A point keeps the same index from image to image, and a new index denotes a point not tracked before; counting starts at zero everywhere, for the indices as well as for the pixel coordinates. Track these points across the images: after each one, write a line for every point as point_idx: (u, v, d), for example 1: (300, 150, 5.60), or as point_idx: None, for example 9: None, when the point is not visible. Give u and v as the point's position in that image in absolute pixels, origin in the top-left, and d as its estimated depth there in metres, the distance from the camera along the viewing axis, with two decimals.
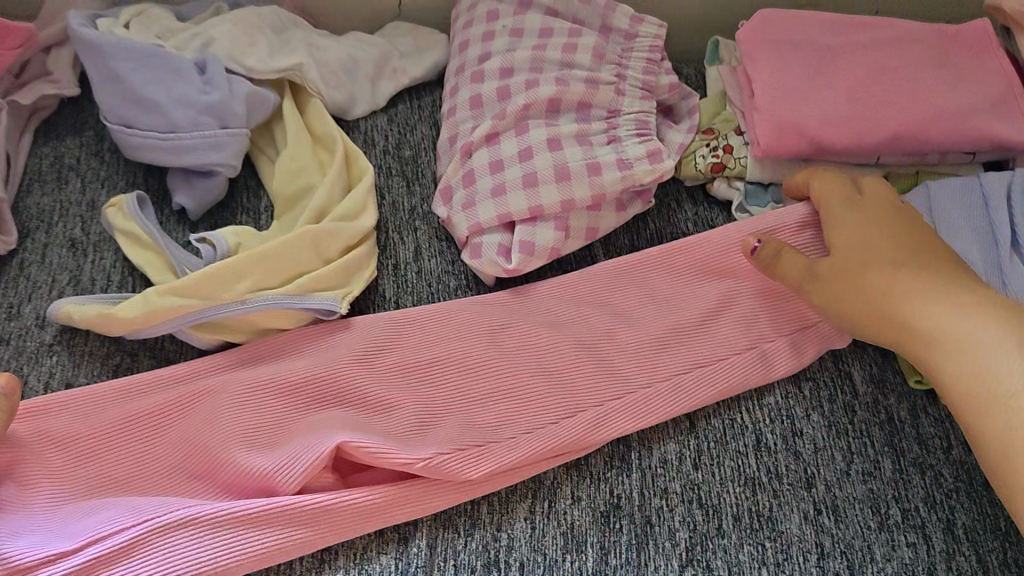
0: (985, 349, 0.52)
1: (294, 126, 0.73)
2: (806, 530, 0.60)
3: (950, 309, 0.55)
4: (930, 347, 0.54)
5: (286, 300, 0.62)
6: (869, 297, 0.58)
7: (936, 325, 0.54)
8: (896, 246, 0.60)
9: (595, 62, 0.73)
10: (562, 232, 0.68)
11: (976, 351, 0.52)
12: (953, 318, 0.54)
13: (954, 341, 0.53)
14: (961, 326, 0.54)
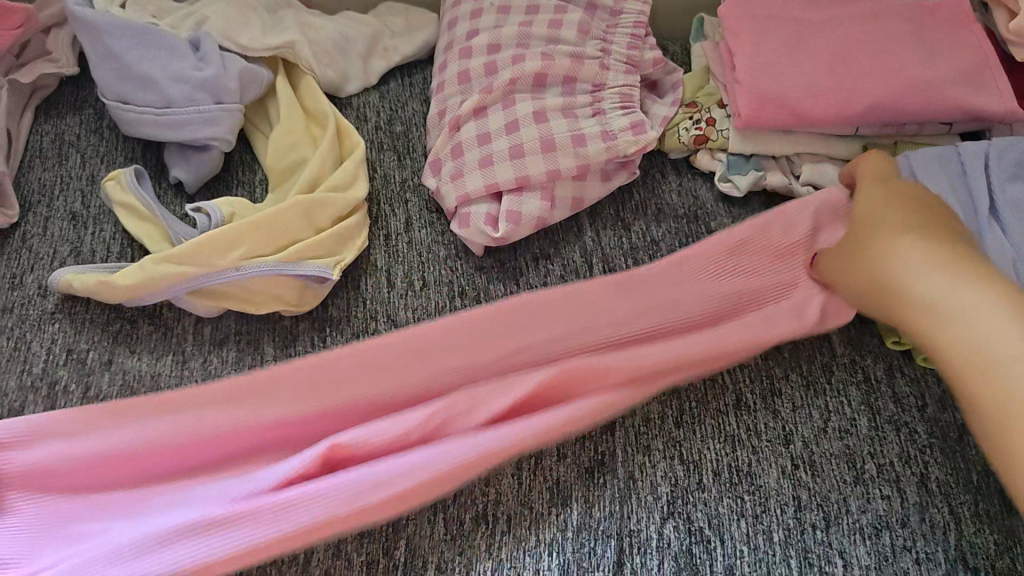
0: (990, 309, 0.55)
1: (287, 102, 0.75)
2: (784, 483, 0.62)
3: (958, 286, 0.57)
4: (926, 318, 0.58)
5: (280, 267, 0.64)
6: (880, 271, 0.62)
7: (935, 295, 0.58)
8: (914, 219, 0.64)
9: (581, 38, 0.75)
10: (548, 202, 0.70)
11: (976, 302, 0.56)
12: (972, 299, 0.56)
13: (954, 308, 0.57)
14: (959, 294, 0.57)
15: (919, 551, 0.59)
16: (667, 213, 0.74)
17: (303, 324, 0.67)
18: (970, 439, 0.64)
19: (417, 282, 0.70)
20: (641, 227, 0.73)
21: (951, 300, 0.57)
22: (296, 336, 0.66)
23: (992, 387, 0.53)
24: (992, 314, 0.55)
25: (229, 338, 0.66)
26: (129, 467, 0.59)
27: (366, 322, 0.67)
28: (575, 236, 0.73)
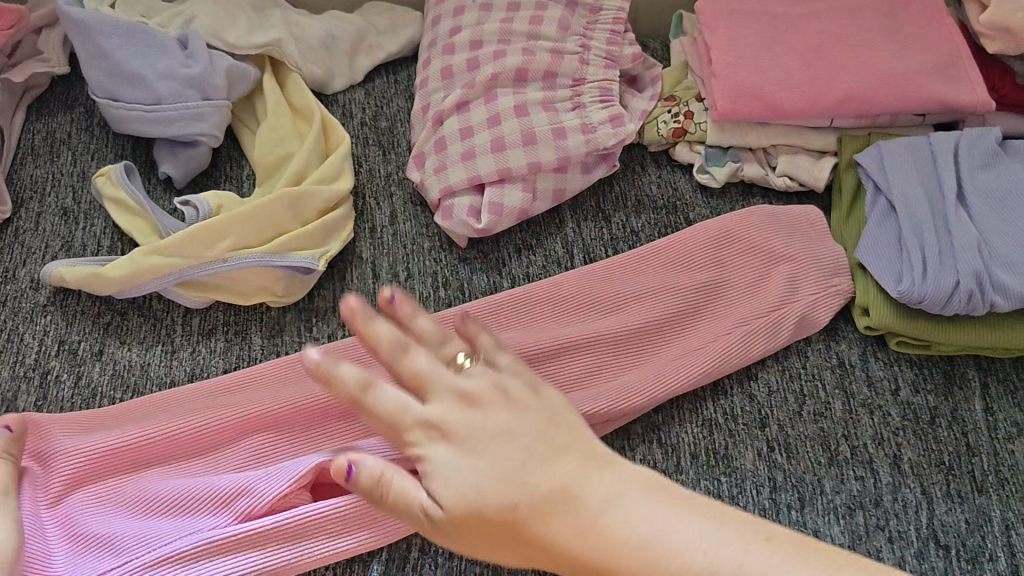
0: (553, 465, 0.42)
1: (274, 98, 0.77)
2: (759, 466, 0.63)
3: (650, 506, 0.40)
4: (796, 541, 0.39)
5: (265, 259, 0.66)
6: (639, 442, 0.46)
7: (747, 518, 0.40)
8: None
9: (561, 34, 0.77)
10: (529, 194, 0.71)
11: (582, 503, 0.41)
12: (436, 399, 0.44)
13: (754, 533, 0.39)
14: (696, 537, 0.39)
15: (891, 530, 0.60)
16: (646, 205, 0.76)
17: (290, 314, 0.69)
18: (942, 421, 0.65)
19: (401, 273, 0.71)
20: (621, 219, 0.75)
21: (477, 384, 0.45)
22: (283, 325, 0.68)
23: (512, 497, 0.41)
24: (473, 428, 0.43)
25: (217, 328, 0.68)
26: (131, 460, 0.59)
27: None
28: (557, 227, 0.74)
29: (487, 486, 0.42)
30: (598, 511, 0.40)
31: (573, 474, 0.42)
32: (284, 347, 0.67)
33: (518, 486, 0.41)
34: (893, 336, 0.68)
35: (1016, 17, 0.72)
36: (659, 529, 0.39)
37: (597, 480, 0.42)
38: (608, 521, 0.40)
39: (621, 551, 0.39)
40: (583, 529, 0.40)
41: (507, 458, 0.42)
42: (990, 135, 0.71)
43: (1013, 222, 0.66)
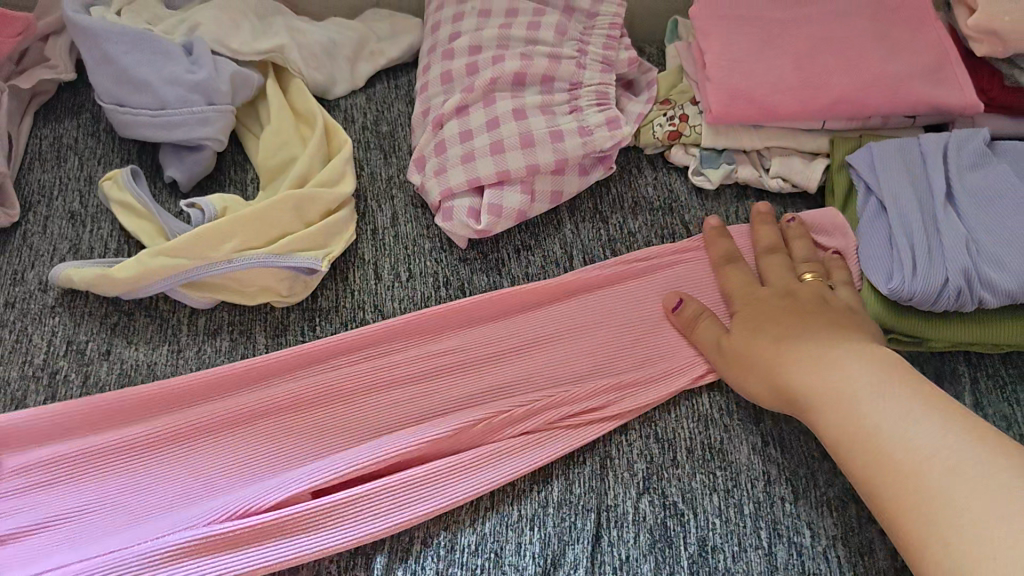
0: (880, 394, 0.57)
1: (277, 104, 0.78)
2: (753, 460, 0.64)
3: (891, 410, 0.55)
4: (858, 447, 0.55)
5: (270, 260, 0.67)
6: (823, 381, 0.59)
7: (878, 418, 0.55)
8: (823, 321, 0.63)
9: (559, 39, 0.78)
10: (528, 195, 0.73)
11: (878, 405, 0.56)
12: (813, 344, 0.62)
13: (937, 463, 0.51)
14: (931, 441, 0.53)
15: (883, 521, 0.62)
16: (643, 206, 0.77)
17: (294, 314, 0.70)
18: None
19: (402, 274, 0.72)
20: (618, 220, 0.76)
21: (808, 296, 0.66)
22: (287, 325, 0.69)
23: (844, 426, 0.56)
24: (820, 360, 0.60)
25: (222, 328, 0.69)
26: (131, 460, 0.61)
27: (354, 311, 0.70)
28: (555, 229, 0.76)
29: (935, 449, 0.52)
30: (929, 449, 0.52)
31: (878, 387, 0.57)
32: (287, 347, 0.68)
33: (891, 438, 0.54)
34: (886, 333, 0.69)
35: (1003, 20, 0.73)
36: (924, 429, 0.54)
37: (925, 423, 0.54)
38: (922, 475, 0.51)
39: (918, 478, 0.51)
40: (905, 445, 0.53)
41: (875, 369, 0.59)
42: (978, 136, 0.73)
43: (1000, 220, 0.67)
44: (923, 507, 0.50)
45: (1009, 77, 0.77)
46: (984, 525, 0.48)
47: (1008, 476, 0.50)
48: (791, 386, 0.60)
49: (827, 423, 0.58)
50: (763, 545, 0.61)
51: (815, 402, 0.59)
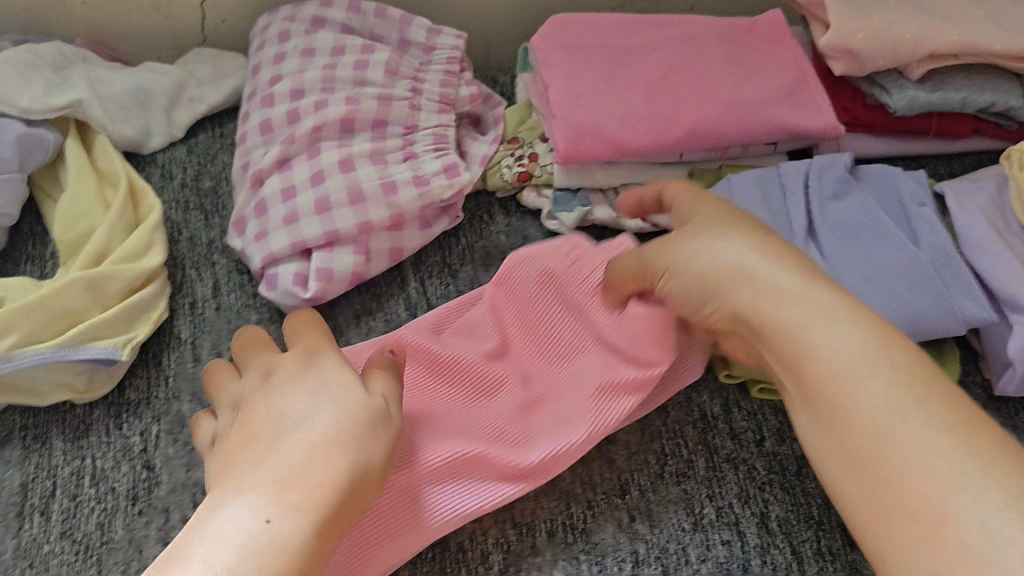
0: (858, 352, 0.44)
1: (76, 167, 0.70)
2: (620, 538, 0.58)
3: (828, 326, 0.46)
4: (843, 407, 0.43)
5: (57, 353, 0.59)
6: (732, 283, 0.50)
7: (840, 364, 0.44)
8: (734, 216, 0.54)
9: (388, 79, 0.71)
10: (362, 256, 0.65)
11: (820, 331, 0.46)
12: (802, 287, 0.48)
13: (849, 378, 0.44)
14: (853, 354, 0.44)
15: None
16: (496, 255, 0.71)
17: (97, 411, 0.61)
18: (809, 472, 0.62)
19: (225, 352, 0.64)
20: (468, 274, 0.69)
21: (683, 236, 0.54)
22: (89, 426, 0.61)
23: (796, 360, 0.46)
24: (815, 306, 0.47)
25: (12, 435, 0.60)
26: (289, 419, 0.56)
27: (168, 403, 0.62)
28: (399, 288, 0.68)
29: (850, 350, 0.44)
30: (856, 397, 0.43)
31: (864, 362, 0.44)
32: (91, 451, 0.60)
33: (840, 354, 0.44)
34: (755, 383, 0.64)
35: (859, 38, 0.69)
36: (882, 382, 0.43)
37: (883, 375, 0.43)
38: (851, 394, 0.43)
39: (853, 452, 0.43)
40: (879, 405, 0.42)
41: (866, 332, 0.45)
42: (839, 161, 0.68)
43: (866, 254, 0.62)
44: (862, 484, 0.42)
45: (870, 95, 0.73)
46: (918, 491, 0.40)
47: (985, 487, 0.38)
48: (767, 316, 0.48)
49: (803, 357, 0.46)
50: None
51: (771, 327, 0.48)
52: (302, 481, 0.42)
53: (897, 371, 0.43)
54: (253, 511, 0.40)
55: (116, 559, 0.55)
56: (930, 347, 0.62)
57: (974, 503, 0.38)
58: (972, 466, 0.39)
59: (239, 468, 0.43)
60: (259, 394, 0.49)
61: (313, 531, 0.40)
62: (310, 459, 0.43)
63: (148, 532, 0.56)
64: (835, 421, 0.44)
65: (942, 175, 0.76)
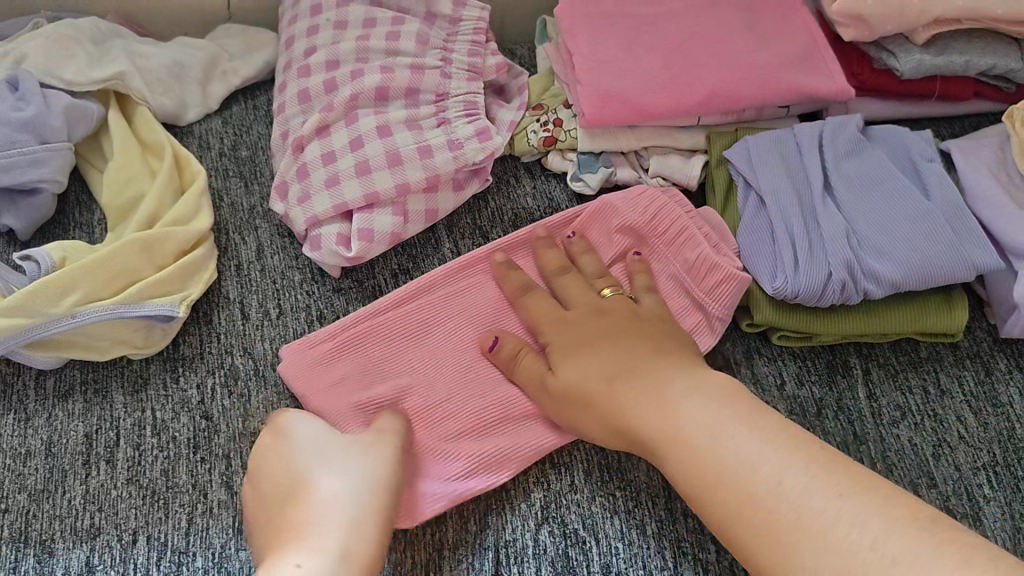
0: (747, 446, 0.51)
1: (121, 137, 0.72)
2: (652, 476, 0.62)
3: (753, 447, 0.51)
4: (721, 503, 0.50)
5: (118, 309, 0.62)
6: (668, 432, 0.54)
7: (717, 463, 0.51)
8: (643, 355, 0.59)
9: (420, 48, 0.75)
10: (400, 217, 0.68)
11: (726, 436, 0.52)
12: (688, 406, 0.55)
13: (739, 481, 0.50)
14: (779, 476, 0.49)
15: None
16: (524, 218, 0.73)
17: (154, 366, 0.64)
18: (829, 413, 0.64)
19: (272, 310, 0.67)
20: (499, 235, 0.72)
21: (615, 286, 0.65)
22: (147, 379, 0.64)
23: (699, 471, 0.52)
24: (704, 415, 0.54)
25: (73, 389, 0.63)
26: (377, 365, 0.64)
27: (222, 356, 0.65)
28: (434, 249, 0.71)
29: (785, 479, 0.49)
30: (740, 477, 0.50)
31: (764, 456, 0.50)
32: (151, 403, 0.63)
33: (714, 463, 0.51)
34: (775, 331, 0.67)
35: (868, 3, 0.72)
36: (770, 469, 0.50)
37: (780, 454, 0.50)
38: (759, 492, 0.49)
39: (788, 514, 0.48)
40: (782, 496, 0.48)
41: (772, 433, 0.52)
42: (852, 121, 0.72)
43: (879, 208, 0.66)
44: (764, 541, 0.48)
45: (878, 59, 0.77)
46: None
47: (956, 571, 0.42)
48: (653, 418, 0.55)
49: (702, 470, 0.52)
50: (668, 565, 0.58)
51: (669, 456, 0.54)
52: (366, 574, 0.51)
53: (818, 474, 0.49)
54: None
55: (182, 502, 0.58)
56: (940, 293, 0.67)
57: (872, 545, 0.45)
58: (908, 525, 0.45)
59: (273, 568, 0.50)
60: (281, 467, 0.57)
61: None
62: (348, 545, 0.52)
63: (211, 477, 0.59)
64: (732, 537, 0.50)
65: (944, 135, 0.80)
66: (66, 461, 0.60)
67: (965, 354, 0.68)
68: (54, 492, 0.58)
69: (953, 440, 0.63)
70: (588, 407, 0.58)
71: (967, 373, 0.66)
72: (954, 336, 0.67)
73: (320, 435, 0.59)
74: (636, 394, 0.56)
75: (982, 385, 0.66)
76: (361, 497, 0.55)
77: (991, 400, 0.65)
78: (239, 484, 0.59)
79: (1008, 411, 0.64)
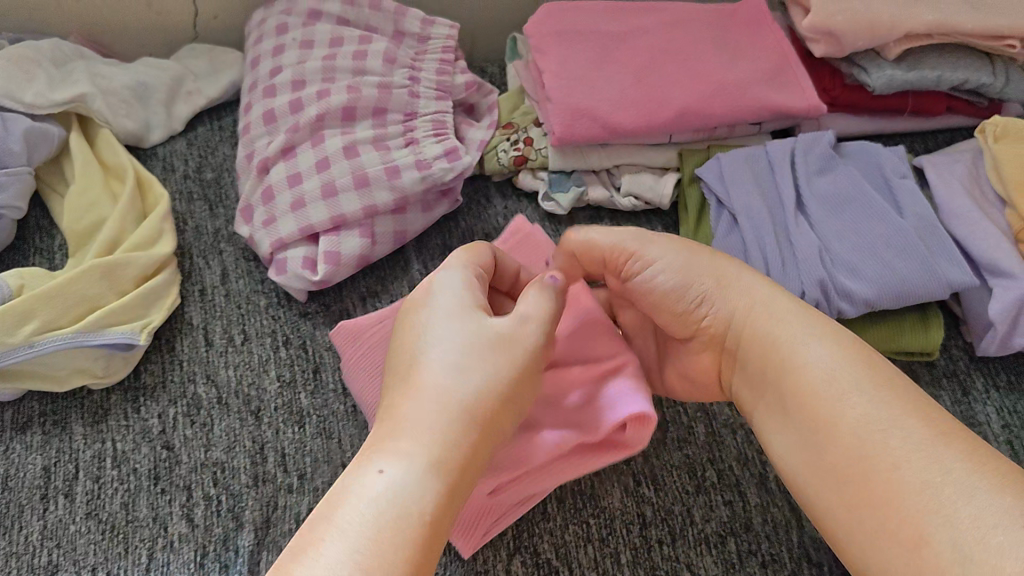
0: (841, 367, 0.45)
1: (82, 159, 0.71)
2: (626, 502, 0.61)
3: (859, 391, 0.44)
4: (823, 403, 0.44)
5: (76, 338, 0.60)
6: (766, 340, 0.49)
7: (805, 365, 0.46)
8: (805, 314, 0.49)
9: (387, 68, 0.73)
10: (367, 239, 0.67)
11: (814, 351, 0.47)
12: (792, 315, 0.49)
13: (835, 382, 0.45)
14: (883, 416, 0.42)
15: (764, 554, 0.59)
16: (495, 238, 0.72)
17: (114, 396, 0.63)
18: None
19: (237, 337, 0.66)
20: None
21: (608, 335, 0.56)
22: (107, 410, 0.62)
23: (789, 377, 0.47)
24: (798, 321, 0.49)
25: (30, 422, 0.61)
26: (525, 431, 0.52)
27: (184, 385, 0.63)
28: (403, 271, 0.70)
29: (886, 421, 0.42)
30: (847, 411, 0.43)
31: (847, 375, 0.45)
32: (110, 435, 0.61)
33: (815, 369, 0.46)
34: None
35: (838, 19, 0.72)
36: (874, 409, 0.43)
37: (888, 407, 0.43)
38: (882, 445, 0.41)
39: (881, 477, 0.40)
40: (906, 445, 0.41)
41: (897, 399, 0.43)
42: (823, 138, 0.71)
43: (851, 226, 0.66)
44: (851, 495, 0.42)
45: (850, 74, 0.76)
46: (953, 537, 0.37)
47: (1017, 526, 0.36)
48: (753, 326, 0.50)
49: (811, 368, 0.46)
50: None
51: (779, 359, 0.48)
52: (445, 460, 0.41)
53: (926, 425, 0.41)
54: (400, 482, 0.39)
55: (143, 536, 0.57)
56: (916, 310, 0.65)
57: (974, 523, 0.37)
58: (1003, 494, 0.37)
59: (378, 450, 0.41)
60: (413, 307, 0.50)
61: (449, 493, 0.40)
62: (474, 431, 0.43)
63: (172, 510, 0.58)
64: (840, 463, 0.43)
65: (917, 150, 0.79)
66: (22, 496, 0.58)
67: (941, 373, 0.67)
68: (9, 529, 0.56)
69: None
70: (686, 320, 0.53)
71: (944, 391, 0.65)
72: (930, 353, 0.65)
73: (456, 308, 0.48)
74: (746, 300, 0.51)
75: (959, 403, 0.65)
76: (461, 383, 0.44)
77: (967, 419, 0.64)
78: (202, 516, 0.58)
79: (985, 429, 0.64)
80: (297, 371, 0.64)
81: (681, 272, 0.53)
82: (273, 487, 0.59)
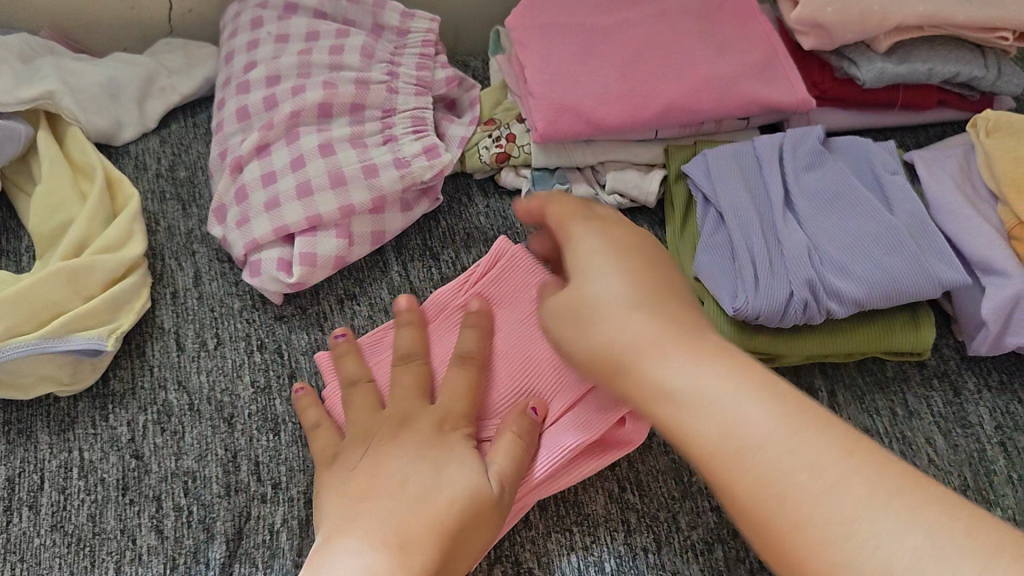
0: (785, 430, 0.38)
1: (50, 157, 0.69)
2: (610, 509, 0.59)
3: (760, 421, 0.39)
4: (756, 476, 0.38)
5: (40, 344, 0.59)
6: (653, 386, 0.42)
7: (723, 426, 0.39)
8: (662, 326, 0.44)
9: (364, 62, 0.72)
10: (344, 239, 0.65)
11: (711, 397, 0.40)
12: (714, 377, 0.41)
13: (746, 446, 0.38)
14: (800, 469, 0.37)
15: (752, 561, 0.57)
16: (476, 237, 0.70)
17: (83, 403, 0.61)
18: None
19: (209, 341, 0.64)
20: (450, 256, 0.69)
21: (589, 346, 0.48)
22: (75, 418, 0.60)
23: (712, 443, 0.39)
24: (693, 364, 0.42)
25: None
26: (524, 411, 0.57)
27: (154, 392, 0.61)
28: (381, 272, 0.68)
29: (828, 484, 0.36)
30: (763, 466, 0.38)
31: (786, 437, 0.38)
32: (78, 443, 0.59)
33: (739, 429, 0.39)
34: None
35: (827, 11, 0.70)
36: (779, 457, 0.38)
37: (806, 454, 0.37)
38: (786, 492, 0.37)
39: (817, 545, 0.35)
40: (814, 501, 0.36)
41: (813, 434, 0.38)
42: (812, 134, 0.70)
43: (840, 224, 0.64)
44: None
45: (839, 68, 0.75)
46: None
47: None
48: (669, 403, 0.42)
49: (703, 427, 0.40)
50: None
51: (673, 415, 0.41)
52: (412, 546, 0.47)
53: (835, 471, 0.37)
54: None
55: (110, 549, 0.55)
56: (906, 311, 0.64)
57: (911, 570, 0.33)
58: (969, 556, 0.33)
59: None
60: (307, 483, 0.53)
61: None
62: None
63: (141, 522, 0.56)
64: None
65: (908, 145, 0.78)
66: None
67: (933, 374, 0.65)
68: None
69: (922, 465, 0.60)
70: (616, 367, 0.45)
71: (935, 393, 0.64)
72: (921, 353, 0.64)
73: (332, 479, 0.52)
74: (619, 335, 0.45)
75: (951, 405, 0.63)
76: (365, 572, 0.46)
77: (960, 421, 0.63)
78: (171, 528, 0.56)
79: (978, 431, 0.62)
80: (271, 376, 0.62)
81: (625, 268, 0.48)
82: (246, 497, 0.57)
